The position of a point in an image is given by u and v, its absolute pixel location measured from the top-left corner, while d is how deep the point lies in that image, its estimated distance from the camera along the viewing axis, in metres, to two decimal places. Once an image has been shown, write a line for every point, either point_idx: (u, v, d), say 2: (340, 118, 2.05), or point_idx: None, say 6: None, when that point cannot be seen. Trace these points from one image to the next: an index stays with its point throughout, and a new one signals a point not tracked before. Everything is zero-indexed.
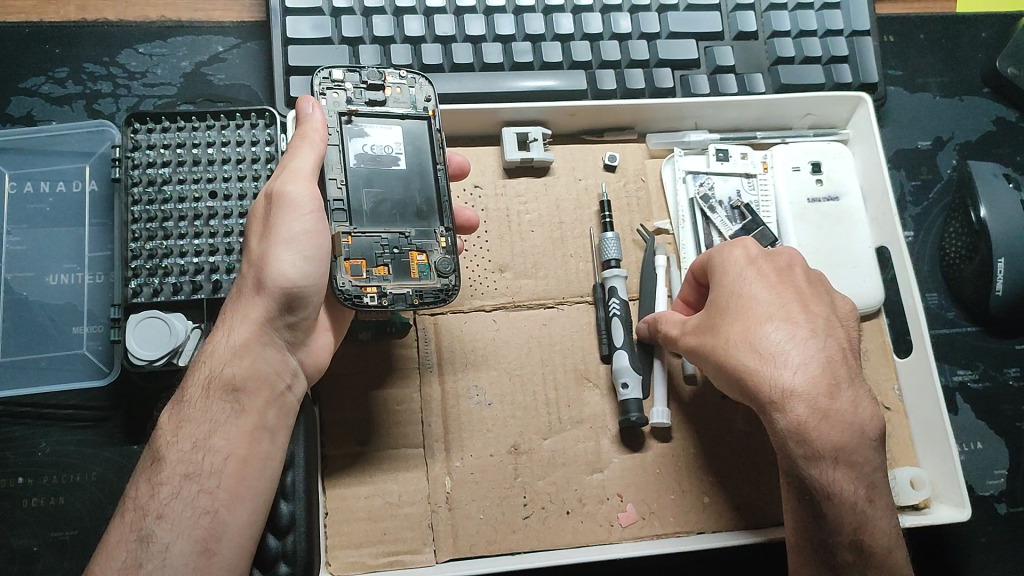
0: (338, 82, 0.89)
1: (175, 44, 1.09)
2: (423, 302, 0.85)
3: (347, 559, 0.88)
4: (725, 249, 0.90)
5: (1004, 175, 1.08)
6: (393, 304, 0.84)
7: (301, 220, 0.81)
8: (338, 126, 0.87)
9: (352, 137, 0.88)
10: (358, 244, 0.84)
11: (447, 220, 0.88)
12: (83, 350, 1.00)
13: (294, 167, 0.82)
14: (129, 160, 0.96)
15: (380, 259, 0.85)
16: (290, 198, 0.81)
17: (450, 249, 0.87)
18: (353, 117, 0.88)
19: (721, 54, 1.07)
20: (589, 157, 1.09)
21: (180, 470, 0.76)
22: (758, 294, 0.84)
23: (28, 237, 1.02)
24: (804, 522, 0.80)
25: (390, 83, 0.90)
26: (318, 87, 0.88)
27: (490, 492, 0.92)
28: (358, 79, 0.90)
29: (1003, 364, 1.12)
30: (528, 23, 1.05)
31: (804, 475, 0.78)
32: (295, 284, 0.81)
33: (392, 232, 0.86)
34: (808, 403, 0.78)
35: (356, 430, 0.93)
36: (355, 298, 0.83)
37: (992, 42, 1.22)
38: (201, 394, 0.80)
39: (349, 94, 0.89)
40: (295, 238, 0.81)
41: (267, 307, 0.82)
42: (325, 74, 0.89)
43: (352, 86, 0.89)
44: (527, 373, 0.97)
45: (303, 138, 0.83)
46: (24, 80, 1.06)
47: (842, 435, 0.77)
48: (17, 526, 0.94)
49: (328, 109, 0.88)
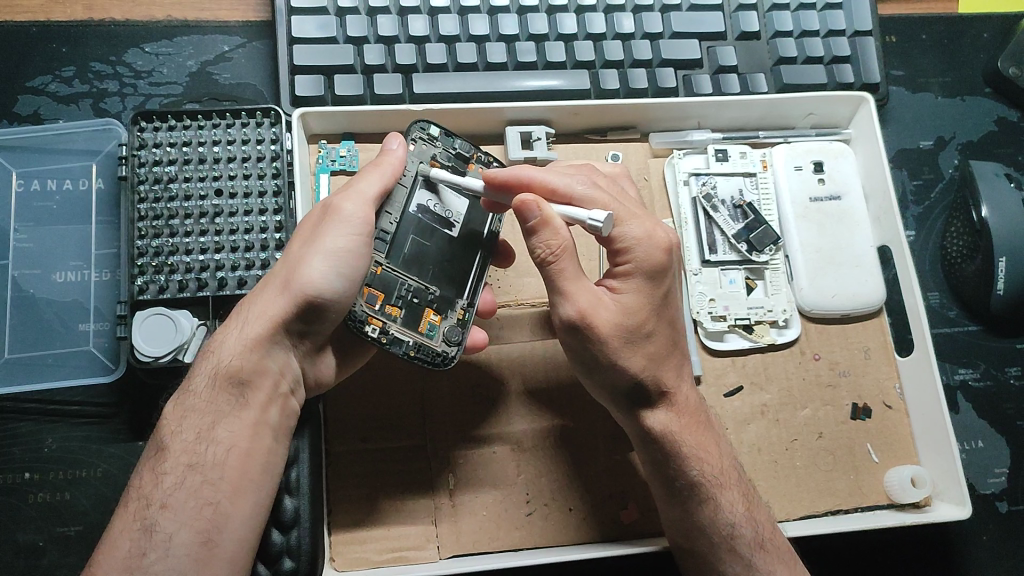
0: (432, 138, 0.91)
1: (181, 44, 1.10)
2: (417, 356, 0.85)
3: (349, 556, 0.89)
4: (647, 242, 0.83)
5: (1005, 175, 1.08)
6: (390, 345, 0.84)
7: (347, 238, 0.81)
8: (414, 173, 0.88)
9: (423, 188, 0.89)
10: (385, 278, 0.86)
11: (474, 295, 0.89)
12: (89, 348, 1.01)
13: (359, 189, 0.82)
14: (135, 158, 0.97)
15: (397, 301, 0.85)
16: (344, 214, 0.81)
17: (464, 323, 0.88)
18: (432, 173, 0.90)
19: (724, 53, 1.08)
20: (592, 156, 1.10)
21: (184, 460, 0.77)
22: (660, 300, 0.83)
23: (35, 235, 1.03)
24: (679, 517, 0.86)
25: (476, 160, 0.93)
26: (413, 133, 0.90)
27: (495, 489, 0.93)
28: (449, 144, 0.91)
29: (1004, 363, 1.12)
30: (532, 22, 1.06)
31: (686, 471, 0.85)
32: (320, 295, 0.80)
33: (421, 282, 0.87)
34: (683, 406, 0.87)
35: (361, 426, 0.93)
36: (357, 323, 0.83)
37: (994, 42, 1.23)
38: (206, 385, 0.81)
39: (438, 154, 0.91)
40: (336, 253, 0.80)
41: (288, 310, 0.81)
42: (424, 128, 0.91)
43: (443, 148, 0.91)
44: (531, 371, 0.98)
45: (377, 167, 0.84)
46: (31, 79, 1.07)
47: (713, 439, 0.88)
48: (22, 521, 0.95)
49: (413, 157, 0.89)
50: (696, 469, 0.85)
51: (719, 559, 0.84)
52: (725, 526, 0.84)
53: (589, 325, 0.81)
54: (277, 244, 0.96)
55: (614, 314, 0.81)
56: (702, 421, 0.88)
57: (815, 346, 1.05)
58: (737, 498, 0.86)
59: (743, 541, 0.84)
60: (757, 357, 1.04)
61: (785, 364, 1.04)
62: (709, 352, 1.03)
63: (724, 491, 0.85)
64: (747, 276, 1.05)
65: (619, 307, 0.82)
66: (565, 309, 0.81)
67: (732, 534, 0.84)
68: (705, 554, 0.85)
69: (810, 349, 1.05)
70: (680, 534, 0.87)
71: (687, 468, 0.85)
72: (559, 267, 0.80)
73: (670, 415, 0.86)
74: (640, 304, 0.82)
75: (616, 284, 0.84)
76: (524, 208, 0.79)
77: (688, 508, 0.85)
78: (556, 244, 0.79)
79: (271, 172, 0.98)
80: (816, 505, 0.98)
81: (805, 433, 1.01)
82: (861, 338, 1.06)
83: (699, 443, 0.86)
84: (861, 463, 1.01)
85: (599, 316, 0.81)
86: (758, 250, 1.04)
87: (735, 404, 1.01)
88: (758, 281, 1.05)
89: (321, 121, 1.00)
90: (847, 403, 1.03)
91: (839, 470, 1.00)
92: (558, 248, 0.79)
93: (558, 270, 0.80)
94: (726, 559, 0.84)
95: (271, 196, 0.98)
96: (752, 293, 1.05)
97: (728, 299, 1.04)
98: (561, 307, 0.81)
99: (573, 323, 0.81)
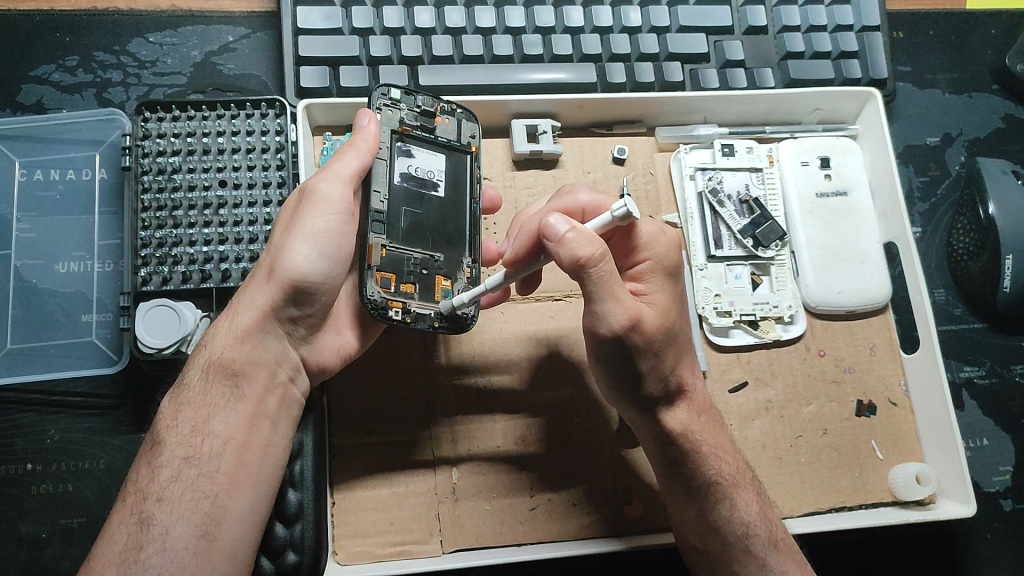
0: (395, 102, 0.87)
1: (186, 34, 1.09)
2: (443, 326, 0.86)
3: (352, 550, 0.89)
4: (663, 238, 0.85)
5: (1012, 173, 1.08)
6: (415, 321, 0.84)
7: (326, 218, 0.80)
8: (389, 143, 0.86)
9: (400, 156, 0.86)
10: (391, 258, 0.84)
11: (474, 251, 0.90)
12: (92, 339, 1.00)
13: (334, 168, 0.81)
14: (139, 149, 0.96)
15: (409, 277, 0.85)
16: (321, 195, 0.80)
17: (474, 280, 0.89)
18: (404, 137, 0.87)
19: (732, 47, 1.07)
20: (598, 150, 1.09)
21: (180, 453, 0.76)
22: (679, 298, 0.84)
23: (38, 225, 1.02)
24: (683, 513, 0.86)
25: (441, 112, 0.90)
26: (375, 102, 0.86)
27: (498, 484, 0.92)
28: (414, 102, 0.88)
29: (1010, 361, 1.12)
30: (539, 15, 1.05)
31: (692, 468, 0.85)
32: (306, 279, 0.80)
33: (425, 252, 0.87)
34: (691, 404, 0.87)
35: (364, 419, 0.93)
36: (382, 310, 0.82)
37: (1001, 39, 1.22)
38: (199, 378, 0.80)
39: (404, 115, 0.88)
40: (317, 235, 0.80)
41: (273, 296, 0.80)
42: (383, 91, 0.87)
43: (408, 109, 0.88)
44: (536, 366, 0.98)
45: (351, 146, 0.82)
46: (34, 68, 1.06)
47: (719, 439, 0.87)
48: (25, 512, 0.94)
49: (383, 125, 0.86)
50: (702, 465, 0.85)
51: (731, 557, 0.84)
52: (728, 524, 0.84)
53: (637, 331, 0.77)
54: None
55: (655, 316, 0.80)
56: (710, 421, 0.88)
57: (820, 342, 1.05)
58: (749, 497, 0.86)
59: (753, 540, 0.84)
60: (762, 353, 1.03)
61: (790, 361, 1.03)
62: (716, 349, 1.03)
63: (735, 490, 0.85)
64: (753, 272, 1.05)
65: (653, 307, 0.81)
66: (618, 317, 0.75)
67: (741, 532, 0.84)
68: (716, 551, 0.84)
69: (815, 346, 1.04)
70: (695, 532, 0.85)
71: (693, 467, 0.85)
72: (608, 267, 0.74)
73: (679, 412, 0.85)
74: (669, 299, 0.83)
75: (638, 285, 0.84)
76: (549, 222, 0.74)
77: (696, 507, 0.85)
78: (595, 243, 0.73)
79: (275, 163, 0.98)
80: (821, 501, 0.97)
81: (809, 429, 1.00)
82: (866, 334, 1.05)
83: (709, 443, 0.86)
84: (866, 460, 1.00)
85: (647, 318, 0.78)
86: (763, 245, 1.03)
87: (741, 400, 1.01)
88: (764, 276, 1.05)
89: (327, 113, 1.00)
90: (852, 401, 1.03)
91: (844, 467, 0.99)
92: (602, 252, 0.73)
93: (608, 268, 0.74)
94: (739, 559, 0.84)
95: (275, 187, 0.98)
96: (758, 288, 1.05)
97: (733, 295, 1.04)
98: (612, 317, 0.75)
99: (625, 332, 0.76)
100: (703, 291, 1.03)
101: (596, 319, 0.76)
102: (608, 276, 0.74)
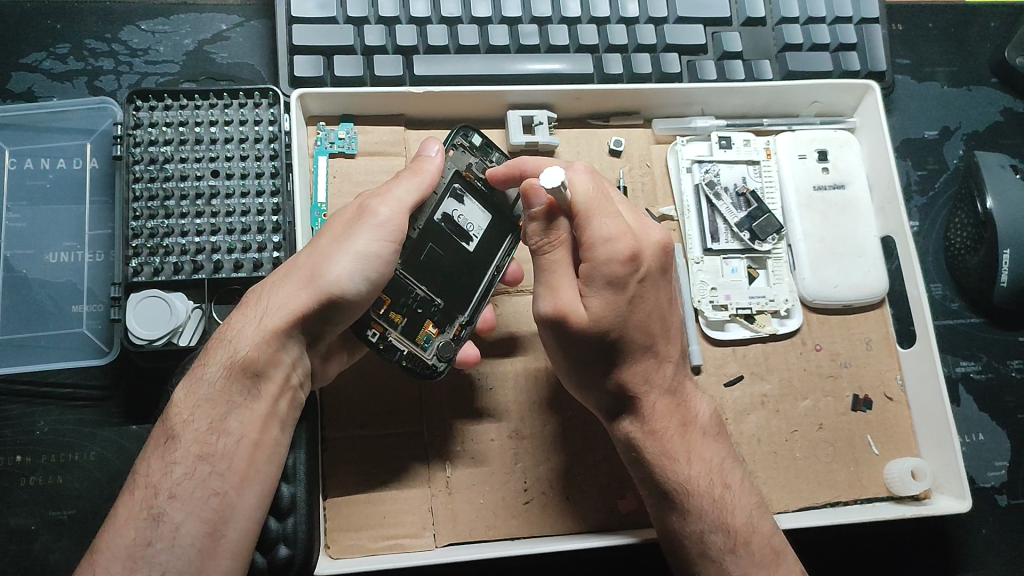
0: (472, 148, 0.90)
1: (178, 22, 1.08)
2: (407, 367, 0.85)
3: (346, 543, 0.88)
4: (612, 244, 0.77)
5: (1011, 167, 1.07)
6: (384, 351, 0.85)
7: (378, 242, 0.80)
8: (450, 181, 0.88)
9: (457, 196, 0.88)
10: (396, 283, 0.86)
11: (474, 314, 0.88)
12: (82, 330, 0.99)
13: (396, 194, 0.82)
14: (130, 137, 0.95)
15: (402, 309, 0.86)
16: (379, 219, 0.80)
17: (459, 340, 0.87)
18: (467, 182, 0.88)
19: (729, 39, 1.06)
20: (593, 142, 1.08)
21: (194, 450, 0.76)
22: (626, 302, 0.78)
23: (29, 215, 1.01)
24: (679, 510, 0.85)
25: None
26: (454, 140, 0.89)
27: (491, 478, 0.92)
28: (486, 156, 0.91)
29: (1007, 355, 1.11)
30: (535, 4, 1.04)
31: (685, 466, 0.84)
32: (345, 296, 0.79)
33: (428, 292, 0.87)
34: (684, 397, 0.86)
35: (357, 413, 0.92)
36: (360, 328, 0.84)
37: (1000, 32, 1.21)
38: (221, 374, 0.78)
39: (475, 164, 0.90)
40: (364, 255, 0.79)
41: (311, 307, 0.79)
42: (464, 136, 0.90)
43: (480, 160, 0.90)
44: (531, 359, 0.97)
45: (416, 174, 0.84)
46: (24, 56, 1.05)
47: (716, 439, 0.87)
48: (16, 504, 0.94)
49: (450, 164, 0.88)
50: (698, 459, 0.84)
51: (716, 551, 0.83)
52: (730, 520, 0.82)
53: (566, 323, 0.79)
54: (274, 227, 0.95)
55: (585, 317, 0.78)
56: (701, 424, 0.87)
57: (817, 337, 1.04)
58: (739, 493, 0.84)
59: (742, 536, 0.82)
60: (759, 348, 1.03)
61: (786, 355, 1.03)
62: (712, 343, 1.02)
63: (721, 487, 0.84)
64: (748, 266, 1.04)
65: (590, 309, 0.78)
66: (545, 304, 0.81)
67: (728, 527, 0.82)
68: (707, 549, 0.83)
69: (811, 340, 1.04)
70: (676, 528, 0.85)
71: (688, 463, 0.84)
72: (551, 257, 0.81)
73: (671, 405, 0.85)
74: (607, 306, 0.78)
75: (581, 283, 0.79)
76: (531, 191, 0.80)
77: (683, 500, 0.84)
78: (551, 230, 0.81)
79: (269, 153, 0.97)
80: (816, 497, 0.97)
81: (806, 424, 1.00)
82: (863, 329, 1.05)
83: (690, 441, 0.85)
84: (861, 455, 1.00)
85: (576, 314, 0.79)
86: (760, 238, 1.02)
87: (736, 394, 1.00)
88: (761, 270, 1.05)
89: (320, 103, 0.99)
90: (849, 395, 1.02)
91: (839, 462, 0.99)
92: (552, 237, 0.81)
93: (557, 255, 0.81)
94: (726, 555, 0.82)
95: (269, 177, 0.97)
96: (754, 282, 1.04)
97: (728, 288, 1.03)
98: (541, 301, 0.81)
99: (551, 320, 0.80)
100: (699, 284, 1.02)
101: (535, 300, 0.83)
102: (552, 265, 0.81)
